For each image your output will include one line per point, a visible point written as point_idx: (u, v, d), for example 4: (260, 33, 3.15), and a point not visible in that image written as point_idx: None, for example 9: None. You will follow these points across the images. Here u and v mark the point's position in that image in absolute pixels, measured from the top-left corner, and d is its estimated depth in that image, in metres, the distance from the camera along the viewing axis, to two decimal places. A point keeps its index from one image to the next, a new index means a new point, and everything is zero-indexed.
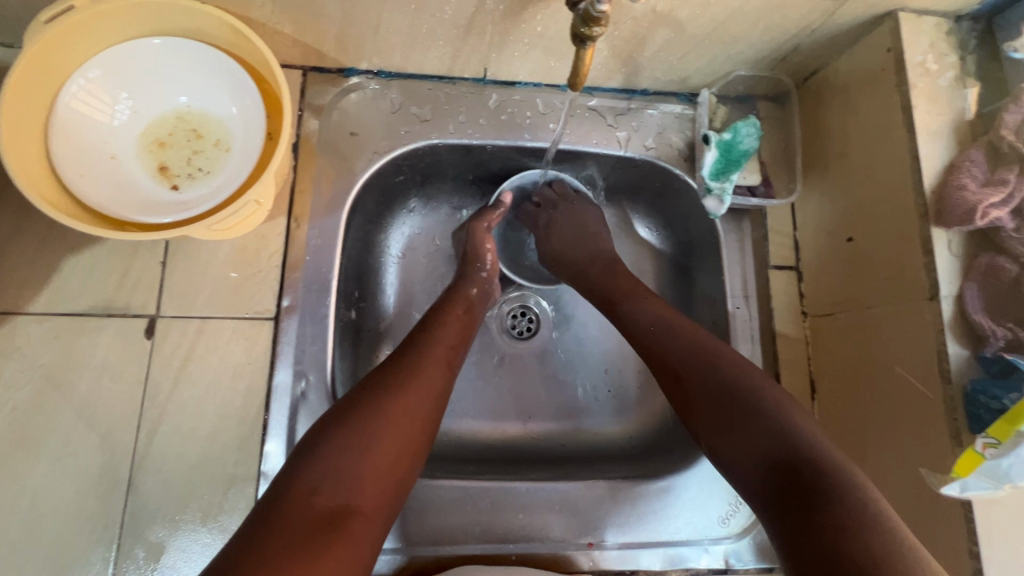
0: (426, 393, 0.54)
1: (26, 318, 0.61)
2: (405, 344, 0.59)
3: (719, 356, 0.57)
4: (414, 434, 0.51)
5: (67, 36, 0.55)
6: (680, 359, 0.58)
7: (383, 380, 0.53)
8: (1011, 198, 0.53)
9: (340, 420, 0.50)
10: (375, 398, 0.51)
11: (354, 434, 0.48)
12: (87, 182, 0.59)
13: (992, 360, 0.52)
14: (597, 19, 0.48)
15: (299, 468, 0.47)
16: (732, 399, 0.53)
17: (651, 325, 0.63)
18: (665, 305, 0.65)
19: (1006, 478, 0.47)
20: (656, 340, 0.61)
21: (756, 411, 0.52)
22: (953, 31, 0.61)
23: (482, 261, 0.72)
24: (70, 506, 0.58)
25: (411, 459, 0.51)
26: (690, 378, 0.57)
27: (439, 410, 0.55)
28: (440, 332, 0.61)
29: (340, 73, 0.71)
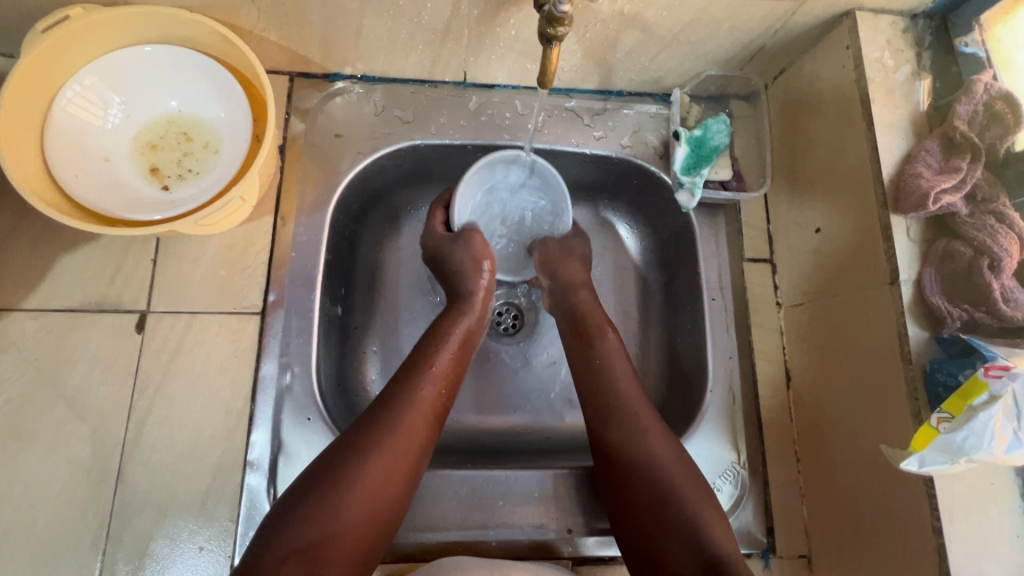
0: (401, 458, 0.55)
1: (21, 314, 0.63)
2: (388, 396, 0.60)
3: (649, 444, 0.59)
4: (383, 503, 0.53)
5: (63, 44, 0.58)
6: (617, 430, 0.61)
7: (361, 444, 0.54)
8: (963, 184, 0.55)
9: (313, 490, 0.51)
10: (349, 470, 0.53)
11: (321, 511, 0.50)
12: (81, 183, 0.61)
13: (949, 342, 0.54)
14: (561, 19, 0.51)
15: (270, 541, 0.48)
16: (624, 412, 0.62)
17: (616, 370, 0.66)
18: (618, 353, 0.68)
19: (961, 452, 0.49)
20: (610, 401, 0.64)
21: (661, 500, 0.55)
22: (908, 28, 0.63)
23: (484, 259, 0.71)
24: (62, 496, 0.60)
25: (379, 526, 0.53)
26: (625, 454, 0.59)
27: (415, 470, 0.57)
28: (424, 386, 0.61)
29: (326, 78, 0.74)
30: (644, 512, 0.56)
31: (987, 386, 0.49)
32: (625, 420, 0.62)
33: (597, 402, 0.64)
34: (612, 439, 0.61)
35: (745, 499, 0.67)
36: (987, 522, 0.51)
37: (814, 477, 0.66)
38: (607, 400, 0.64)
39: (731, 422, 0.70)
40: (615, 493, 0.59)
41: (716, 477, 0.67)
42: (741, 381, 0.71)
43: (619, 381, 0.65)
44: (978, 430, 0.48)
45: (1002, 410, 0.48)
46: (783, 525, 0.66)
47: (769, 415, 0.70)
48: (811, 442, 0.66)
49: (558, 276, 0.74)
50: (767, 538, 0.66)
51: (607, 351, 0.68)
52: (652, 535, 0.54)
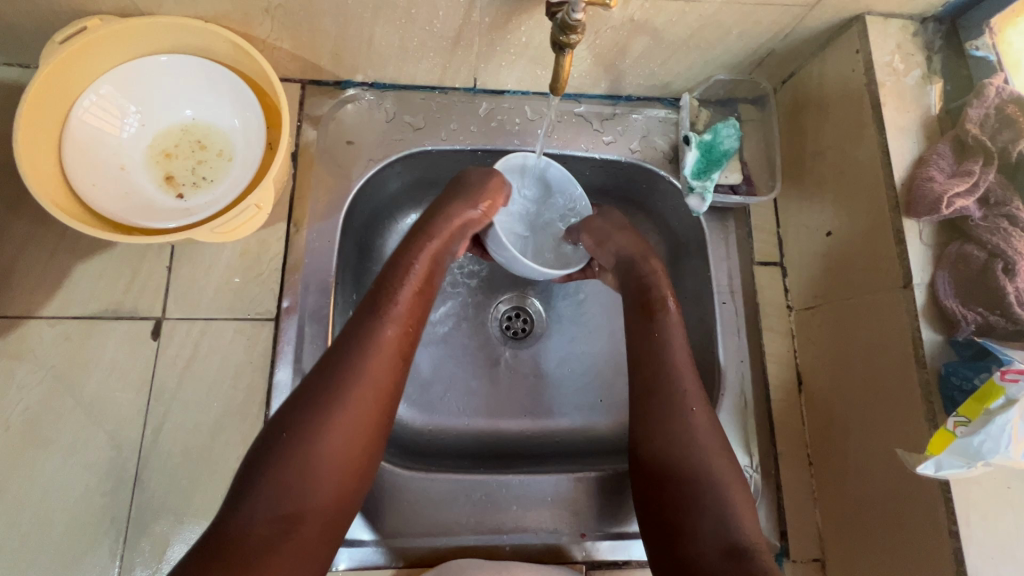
0: (366, 408, 0.54)
1: (38, 322, 0.64)
2: (345, 340, 0.56)
3: (691, 422, 0.59)
4: (352, 458, 0.53)
5: (80, 54, 0.59)
6: (660, 404, 0.60)
7: (322, 401, 0.52)
8: (975, 188, 0.56)
9: (277, 452, 0.50)
10: (311, 430, 0.51)
11: (289, 468, 0.50)
12: (97, 191, 0.62)
13: (964, 345, 0.54)
14: (573, 27, 0.51)
15: (238, 507, 0.48)
16: (662, 399, 0.60)
17: (671, 346, 0.63)
18: (676, 330, 0.64)
19: (978, 456, 0.49)
20: (660, 375, 0.61)
21: (689, 481, 0.57)
22: (918, 32, 0.64)
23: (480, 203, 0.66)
24: (80, 502, 0.60)
25: (354, 480, 0.53)
26: (660, 432, 0.59)
27: (385, 415, 0.56)
28: (384, 325, 0.57)
29: (337, 85, 0.75)
30: (670, 494, 0.57)
31: (1004, 390, 0.49)
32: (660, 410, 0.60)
33: (643, 370, 0.62)
34: (653, 414, 0.60)
35: (758, 502, 0.67)
36: (1004, 527, 0.51)
37: (828, 481, 0.66)
38: (654, 369, 0.62)
39: (744, 426, 0.70)
40: (643, 467, 0.60)
41: None
42: (753, 385, 0.71)
43: (675, 363, 0.62)
44: (995, 435, 0.48)
45: (1019, 414, 0.48)
46: (796, 528, 0.66)
47: (781, 419, 0.70)
48: (824, 445, 0.66)
49: (617, 247, 0.69)
50: (780, 542, 0.66)
51: (665, 330, 0.64)
52: (676, 511, 0.56)
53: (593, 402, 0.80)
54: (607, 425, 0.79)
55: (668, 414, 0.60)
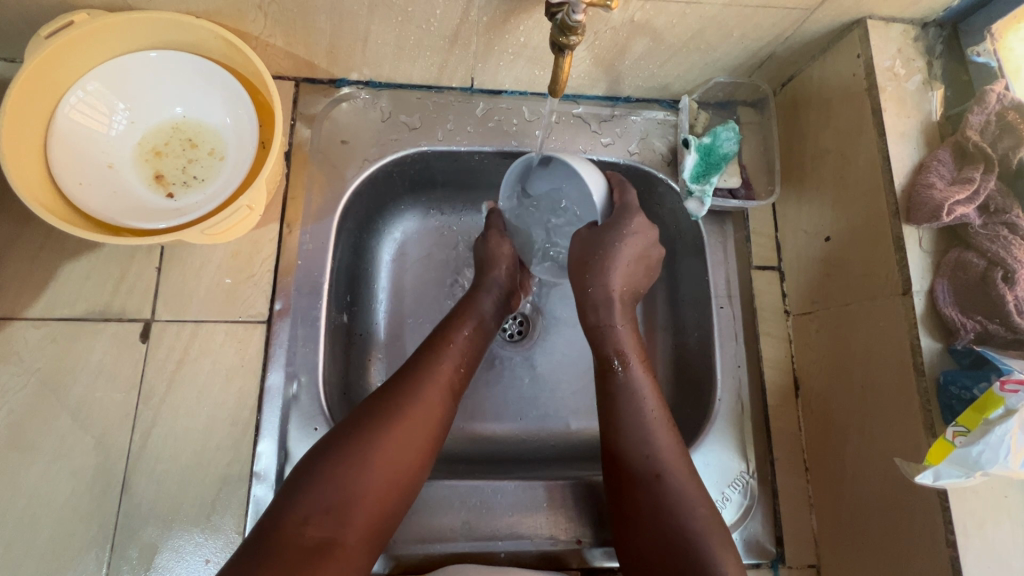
0: (422, 426, 0.57)
1: (23, 324, 0.63)
2: (406, 373, 0.61)
3: (659, 452, 0.60)
4: (405, 471, 0.55)
5: (66, 50, 0.57)
6: (642, 412, 0.62)
7: (386, 412, 0.56)
8: (976, 196, 0.55)
9: (339, 453, 0.53)
10: (372, 435, 0.54)
11: (343, 474, 0.52)
12: (85, 191, 0.60)
13: (963, 353, 0.54)
14: (573, 28, 0.50)
15: (290, 505, 0.50)
16: (643, 410, 0.62)
17: (634, 389, 0.64)
18: (643, 381, 0.65)
19: (977, 466, 0.49)
20: (625, 405, 0.63)
21: (665, 500, 0.57)
22: (919, 37, 0.63)
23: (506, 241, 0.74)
24: (66, 508, 0.59)
25: (402, 493, 0.55)
26: (632, 450, 0.61)
27: (435, 442, 0.58)
28: (441, 362, 0.62)
29: (331, 84, 0.74)
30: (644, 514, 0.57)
31: (1003, 400, 0.49)
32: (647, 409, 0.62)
33: (608, 404, 0.64)
34: (625, 436, 0.61)
35: (754, 509, 0.67)
36: (1002, 536, 0.51)
37: (824, 487, 0.65)
38: (618, 404, 0.63)
39: (740, 432, 0.69)
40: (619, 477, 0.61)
41: (726, 487, 0.67)
42: (750, 390, 0.71)
43: (644, 409, 0.62)
44: (994, 445, 0.48)
45: (1019, 423, 0.48)
46: (792, 534, 0.66)
47: (779, 424, 0.70)
48: (821, 452, 0.66)
49: (583, 292, 0.68)
50: (777, 548, 0.66)
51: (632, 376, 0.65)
52: (645, 532, 0.57)
53: (589, 406, 0.79)
54: None
55: (639, 434, 0.61)
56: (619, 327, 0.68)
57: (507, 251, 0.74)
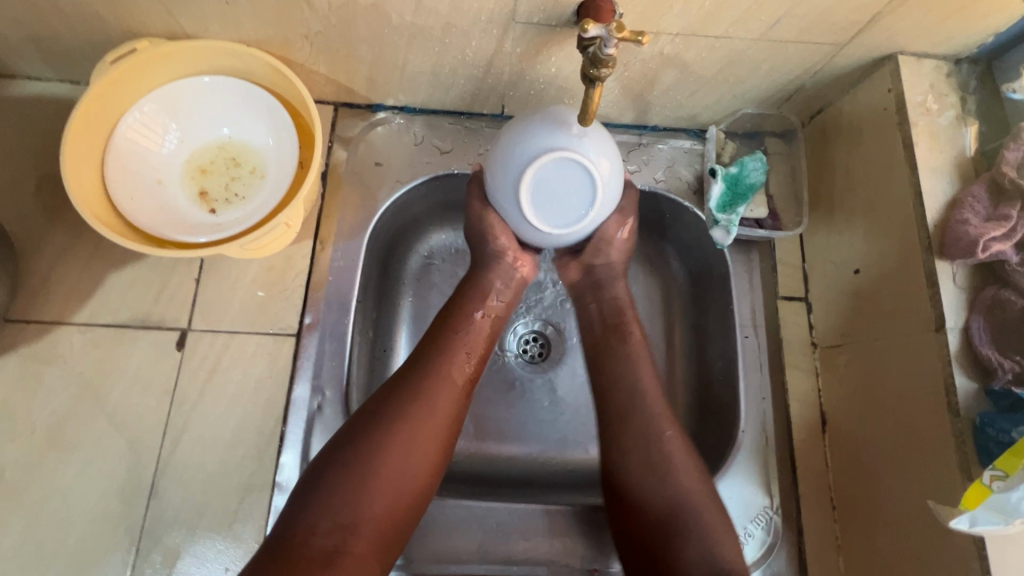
0: (430, 428, 0.57)
1: (70, 328, 0.66)
2: (413, 368, 0.60)
3: (668, 458, 0.60)
4: (413, 475, 0.55)
5: (128, 74, 0.62)
6: (627, 396, 0.63)
7: (392, 413, 0.56)
8: (1013, 233, 0.54)
9: (346, 461, 0.53)
10: (377, 442, 0.54)
11: (349, 483, 0.52)
12: (135, 205, 0.64)
13: (1001, 395, 0.52)
14: (605, 61, 0.52)
15: (300, 515, 0.50)
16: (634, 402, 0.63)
17: (636, 365, 0.65)
18: (644, 361, 0.66)
19: (1016, 513, 0.46)
20: (631, 397, 0.63)
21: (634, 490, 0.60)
22: (952, 72, 0.63)
23: (494, 222, 0.67)
24: (97, 509, 0.61)
25: (410, 496, 0.54)
26: (629, 452, 0.61)
27: (442, 443, 0.57)
28: (452, 358, 0.61)
29: (369, 108, 0.77)
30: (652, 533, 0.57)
31: None
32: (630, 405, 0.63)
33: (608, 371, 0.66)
34: (627, 432, 0.62)
35: (778, 547, 0.65)
36: None
37: (851, 528, 0.63)
38: (614, 372, 0.65)
39: (764, 465, 0.67)
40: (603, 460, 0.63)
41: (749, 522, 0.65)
42: (775, 423, 0.69)
43: (639, 382, 0.64)
44: None
45: None
46: None
47: (805, 461, 0.68)
48: (849, 491, 0.64)
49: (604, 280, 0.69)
50: None
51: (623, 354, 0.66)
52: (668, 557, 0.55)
53: None
54: None
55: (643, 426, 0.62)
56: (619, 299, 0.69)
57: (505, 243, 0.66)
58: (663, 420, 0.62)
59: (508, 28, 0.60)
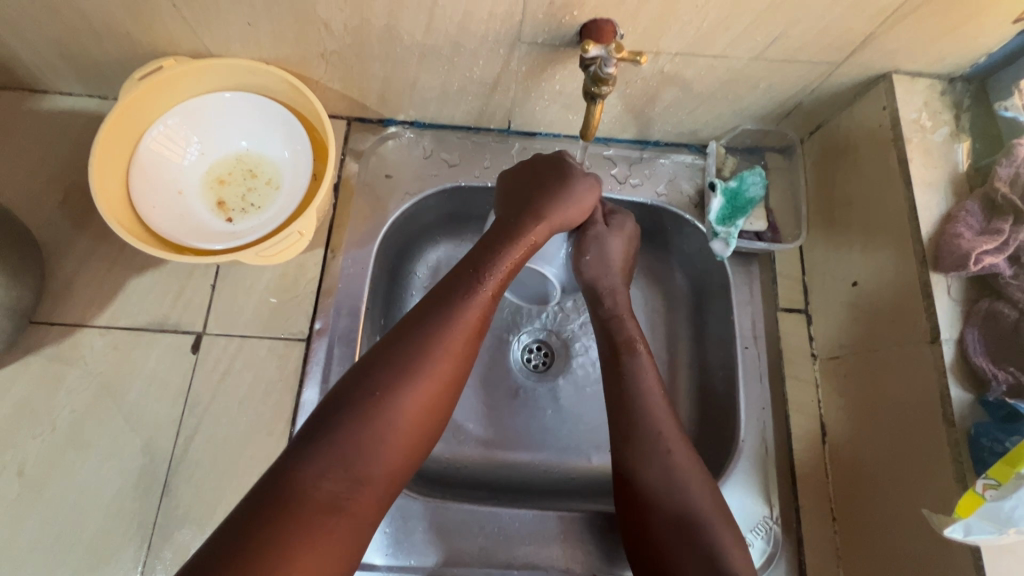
0: (440, 370, 0.53)
1: (91, 330, 0.69)
2: (431, 306, 0.56)
3: (677, 475, 0.58)
4: (422, 416, 0.52)
5: (154, 90, 0.66)
6: (631, 415, 0.62)
7: (407, 356, 0.53)
8: (1006, 246, 0.55)
9: (354, 403, 0.50)
10: (391, 386, 0.51)
11: (361, 428, 0.49)
12: (157, 213, 0.67)
13: (997, 406, 0.52)
14: (606, 79, 0.55)
15: (305, 460, 0.47)
16: (641, 418, 0.61)
17: (643, 384, 0.64)
18: (648, 372, 0.65)
19: (1009, 522, 0.47)
20: (635, 417, 0.62)
21: (656, 500, 0.58)
22: (946, 91, 0.65)
23: (572, 206, 0.66)
24: (111, 505, 0.63)
25: (417, 446, 0.52)
26: (639, 471, 0.59)
27: (454, 391, 0.55)
28: (472, 303, 0.57)
29: (380, 123, 0.80)
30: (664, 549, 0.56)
31: None
32: (641, 419, 0.61)
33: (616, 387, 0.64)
34: (635, 451, 0.60)
35: (778, 557, 0.65)
36: None
37: (851, 540, 0.63)
38: (624, 390, 0.64)
39: (764, 476, 0.68)
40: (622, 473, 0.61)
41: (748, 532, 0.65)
42: (774, 433, 0.69)
43: (648, 396, 0.63)
44: None
45: None
46: None
47: (805, 471, 0.68)
48: (848, 501, 0.64)
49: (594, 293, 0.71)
50: None
51: (637, 365, 0.65)
52: None
53: None
54: None
55: (648, 440, 0.60)
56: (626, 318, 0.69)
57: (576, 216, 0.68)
58: (669, 436, 0.61)
59: (514, 48, 0.63)
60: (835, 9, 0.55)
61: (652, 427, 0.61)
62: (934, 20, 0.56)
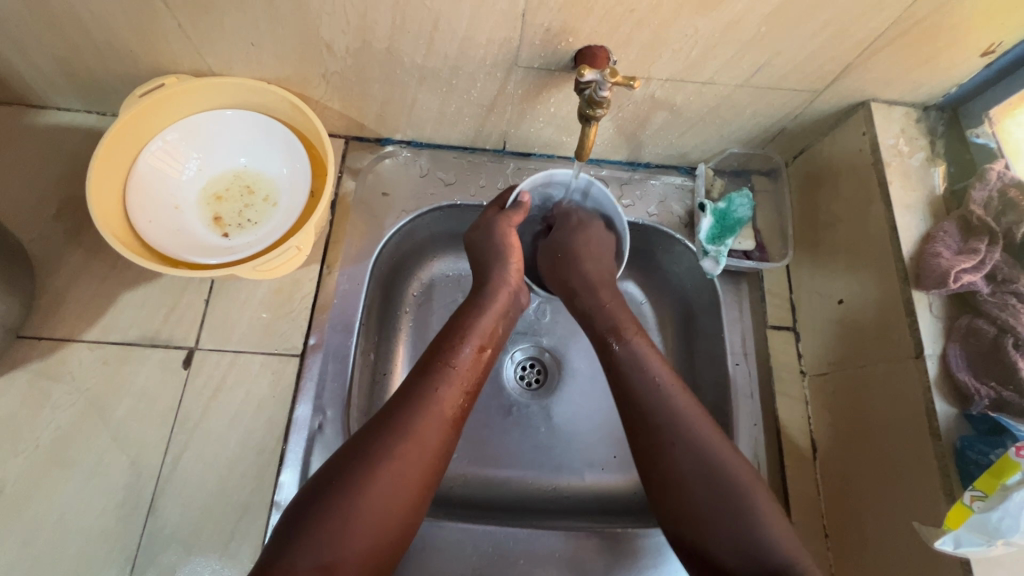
0: (417, 462, 0.53)
1: (80, 345, 0.68)
2: (403, 395, 0.56)
3: (706, 457, 0.55)
4: (397, 514, 0.51)
5: (155, 107, 0.67)
6: (635, 400, 0.60)
7: (378, 445, 0.52)
8: (982, 265, 0.58)
9: (325, 504, 0.49)
10: (361, 474, 0.50)
11: (332, 518, 0.48)
12: (152, 228, 0.68)
13: (980, 419, 0.54)
14: (600, 103, 0.57)
15: (280, 554, 0.47)
16: (642, 402, 0.60)
17: (643, 368, 0.62)
18: (650, 355, 0.63)
19: (997, 534, 0.48)
20: (638, 398, 0.60)
21: (676, 480, 0.56)
22: (921, 119, 0.69)
23: (510, 263, 0.68)
24: (95, 525, 0.61)
25: (394, 536, 0.51)
26: (653, 453, 0.58)
27: (431, 479, 0.54)
28: (443, 388, 0.57)
29: (378, 142, 0.81)
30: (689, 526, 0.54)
31: (1020, 465, 0.49)
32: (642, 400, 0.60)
33: (617, 378, 0.63)
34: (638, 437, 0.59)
35: None
36: None
37: (844, 555, 0.64)
38: (627, 374, 0.62)
39: None
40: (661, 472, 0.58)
41: None
42: (766, 449, 0.70)
43: (651, 376, 0.61)
44: (1014, 511, 0.47)
45: None
46: None
47: (797, 487, 0.68)
48: (840, 517, 0.65)
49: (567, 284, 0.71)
50: None
51: (633, 350, 0.63)
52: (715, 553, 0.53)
53: (604, 460, 0.80)
54: (617, 483, 0.79)
55: (660, 416, 0.58)
56: (612, 305, 0.68)
57: (515, 272, 0.68)
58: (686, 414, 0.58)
59: (510, 72, 0.65)
60: (816, 40, 0.58)
61: (658, 402, 0.59)
62: (907, 53, 0.60)
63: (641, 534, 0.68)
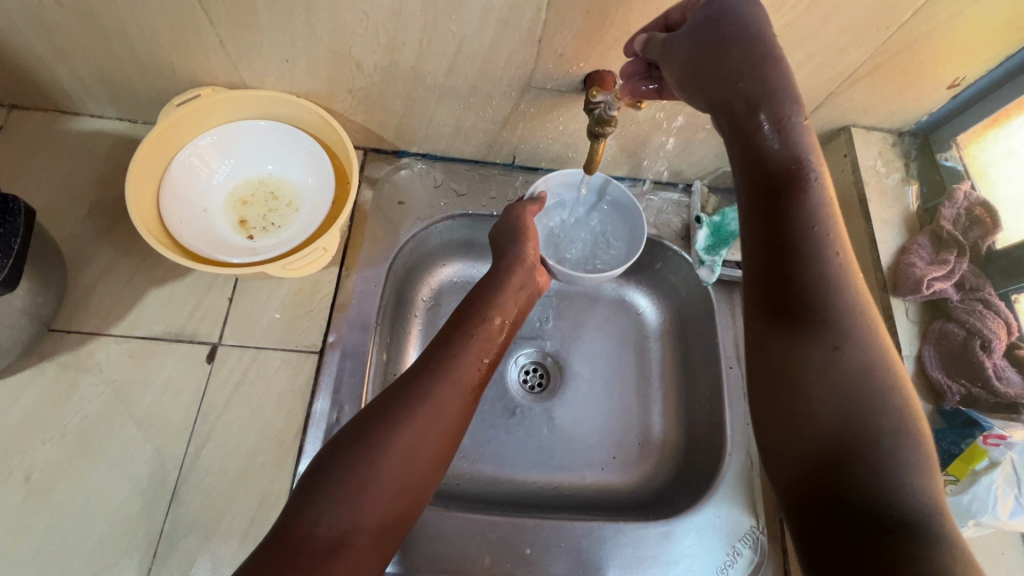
0: (436, 424, 0.56)
1: (107, 339, 0.71)
2: (425, 365, 0.61)
3: (857, 345, 0.44)
4: (417, 473, 0.54)
5: (191, 116, 0.72)
6: (779, 282, 0.47)
7: (400, 407, 0.56)
8: (952, 275, 0.64)
9: (348, 458, 0.52)
10: (382, 432, 0.54)
11: (355, 471, 0.52)
12: (183, 228, 0.72)
13: (953, 414, 0.60)
14: (608, 121, 0.63)
15: (306, 506, 0.50)
16: (778, 286, 0.47)
17: (809, 231, 0.47)
18: (812, 214, 0.47)
19: (968, 514, 0.56)
20: (781, 274, 0.46)
21: (823, 381, 0.44)
22: (896, 143, 0.75)
23: (529, 244, 0.72)
24: (119, 511, 0.64)
25: (414, 493, 0.54)
26: (791, 353, 0.45)
27: (449, 440, 0.57)
28: (461, 358, 0.62)
29: (395, 154, 0.87)
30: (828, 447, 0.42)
31: (987, 453, 0.56)
32: (767, 281, 0.48)
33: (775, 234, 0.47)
34: (767, 330, 0.47)
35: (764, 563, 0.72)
36: None
37: None
38: (791, 235, 0.47)
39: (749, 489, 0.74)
40: (775, 401, 0.46)
41: (737, 541, 0.72)
42: None
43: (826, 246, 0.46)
44: (982, 494, 0.55)
45: (1003, 475, 0.55)
46: None
47: None
48: None
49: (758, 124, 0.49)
50: None
51: (808, 208, 0.47)
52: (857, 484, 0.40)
53: (603, 460, 0.83)
54: (616, 482, 0.82)
55: (810, 304, 0.46)
56: (789, 131, 0.48)
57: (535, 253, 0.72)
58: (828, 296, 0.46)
59: (524, 92, 0.71)
60: (802, 71, 0.64)
61: (800, 280, 0.46)
62: (883, 83, 0.66)
63: (641, 526, 0.71)
